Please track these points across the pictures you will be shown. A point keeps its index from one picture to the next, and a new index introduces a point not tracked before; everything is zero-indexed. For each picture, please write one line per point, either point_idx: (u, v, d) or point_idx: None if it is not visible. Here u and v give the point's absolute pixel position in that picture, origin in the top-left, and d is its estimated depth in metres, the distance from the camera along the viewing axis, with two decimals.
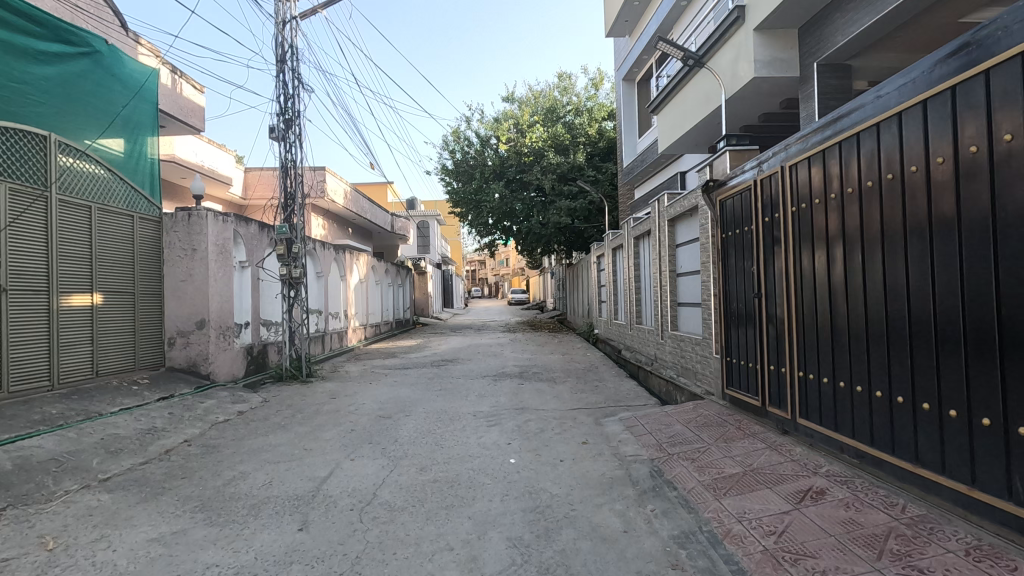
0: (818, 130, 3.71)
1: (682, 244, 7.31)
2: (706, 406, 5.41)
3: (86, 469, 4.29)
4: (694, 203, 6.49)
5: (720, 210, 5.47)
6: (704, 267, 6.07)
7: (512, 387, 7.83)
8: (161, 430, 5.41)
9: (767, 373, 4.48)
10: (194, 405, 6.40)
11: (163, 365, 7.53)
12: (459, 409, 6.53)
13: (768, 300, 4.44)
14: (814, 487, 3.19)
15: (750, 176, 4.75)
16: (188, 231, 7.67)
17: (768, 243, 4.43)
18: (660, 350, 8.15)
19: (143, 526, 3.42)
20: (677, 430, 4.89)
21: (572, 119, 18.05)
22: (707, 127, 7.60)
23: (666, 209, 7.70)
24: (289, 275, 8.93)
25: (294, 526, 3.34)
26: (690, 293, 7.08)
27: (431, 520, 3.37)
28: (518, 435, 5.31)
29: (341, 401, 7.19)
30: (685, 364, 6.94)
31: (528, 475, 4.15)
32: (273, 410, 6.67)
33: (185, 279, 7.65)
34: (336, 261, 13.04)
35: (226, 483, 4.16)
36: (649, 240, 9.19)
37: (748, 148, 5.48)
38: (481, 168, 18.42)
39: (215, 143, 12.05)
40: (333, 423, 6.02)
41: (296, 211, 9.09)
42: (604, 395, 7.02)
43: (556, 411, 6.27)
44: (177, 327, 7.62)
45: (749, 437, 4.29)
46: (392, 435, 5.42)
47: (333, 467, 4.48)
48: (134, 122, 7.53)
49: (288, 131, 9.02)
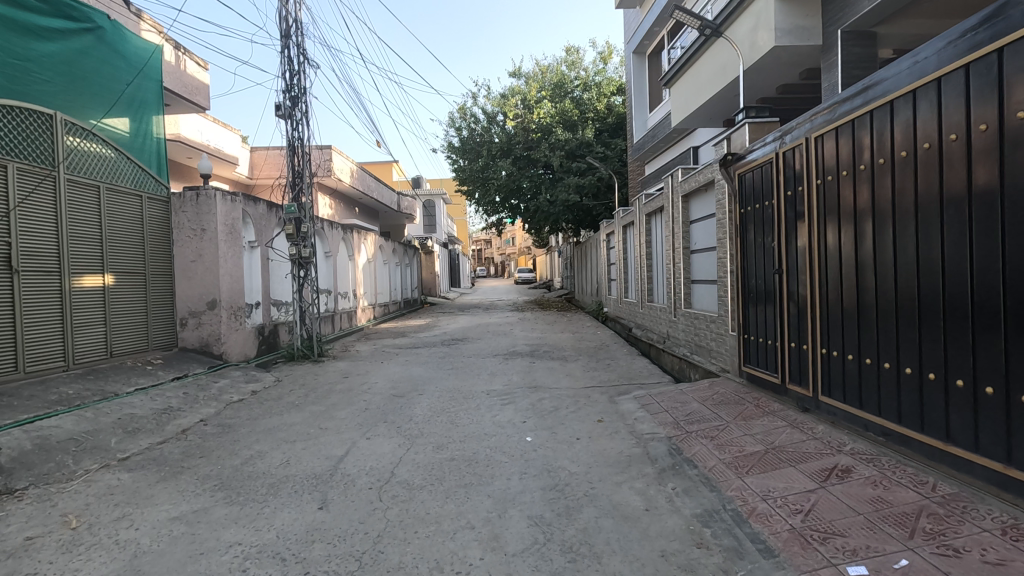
0: (847, 99, 3.58)
1: (697, 220, 7.19)
2: (722, 384, 5.36)
3: (105, 449, 4.30)
4: (710, 178, 6.34)
5: (739, 184, 5.33)
6: (720, 243, 5.96)
7: (524, 365, 7.81)
8: (176, 410, 5.42)
9: (787, 350, 4.41)
10: (208, 385, 6.42)
11: (176, 346, 7.54)
12: (472, 387, 6.52)
13: (788, 276, 4.35)
14: (839, 465, 3.14)
15: (772, 149, 4.62)
16: (197, 211, 7.63)
17: (790, 218, 4.32)
18: (673, 328, 8.08)
19: (164, 505, 3.42)
20: (694, 408, 4.84)
21: (581, 94, 17.74)
22: (722, 100, 7.40)
23: (680, 184, 7.55)
24: (299, 255, 8.87)
25: (314, 505, 3.33)
26: (704, 270, 6.97)
27: (450, 498, 3.36)
28: (532, 413, 5.29)
29: (354, 380, 7.20)
30: (699, 342, 6.87)
31: (546, 453, 4.13)
32: (286, 390, 6.68)
33: (195, 260, 7.63)
34: (344, 240, 12.96)
35: (244, 462, 4.16)
36: (661, 217, 9.05)
37: (769, 120, 5.32)
38: (488, 145, 18.21)
39: (220, 121, 11.90)
40: (347, 402, 6.02)
41: (304, 191, 9.00)
42: (617, 373, 6.98)
43: (569, 389, 6.25)
44: (188, 308, 7.63)
45: (768, 415, 4.23)
46: (406, 413, 5.42)
47: (349, 446, 4.47)
48: (138, 100, 7.44)
49: (294, 109, 8.89)
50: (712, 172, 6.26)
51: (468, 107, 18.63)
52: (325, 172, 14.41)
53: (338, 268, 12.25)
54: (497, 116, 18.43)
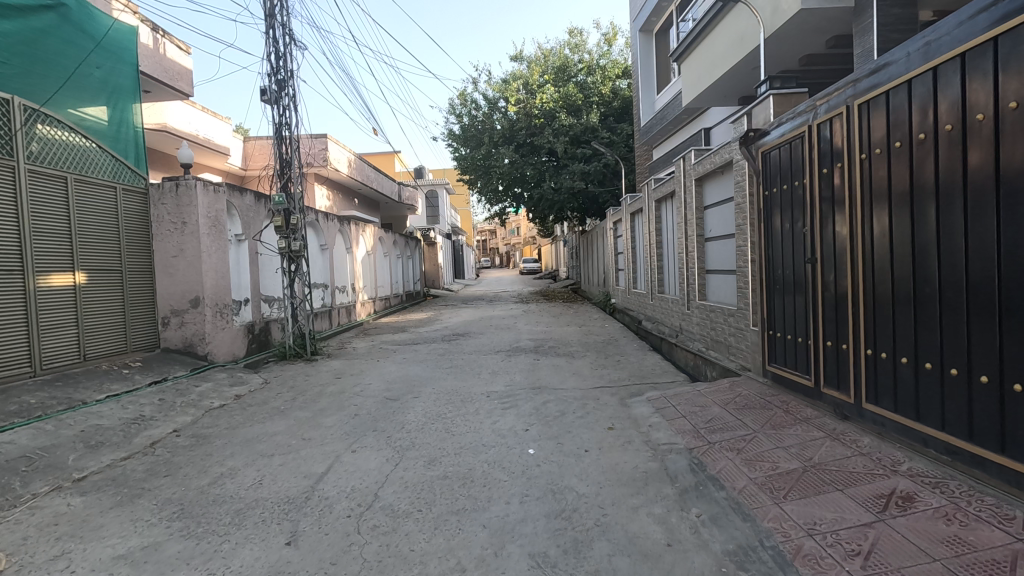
0: (901, 56, 3.04)
1: (711, 205, 6.67)
2: (744, 385, 4.88)
3: (60, 468, 3.86)
4: (727, 159, 5.80)
5: (762, 162, 4.79)
6: (740, 229, 5.45)
7: (528, 363, 7.32)
8: (149, 420, 4.98)
9: (821, 349, 3.91)
10: (188, 389, 5.99)
11: (158, 346, 7.14)
12: (472, 389, 6.05)
13: (823, 266, 3.85)
14: (898, 490, 2.65)
15: (804, 120, 4.08)
16: (177, 203, 7.18)
17: (826, 199, 3.80)
18: (686, 321, 7.57)
19: (112, 539, 2.98)
20: (715, 414, 4.35)
21: (584, 78, 17.12)
22: (740, 74, 6.84)
23: (693, 166, 7.02)
24: (289, 248, 8.42)
25: (281, 540, 2.87)
26: (720, 258, 6.47)
27: (440, 530, 2.90)
28: (536, 419, 4.81)
29: (346, 382, 6.73)
30: (715, 337, 6.38)
31: (551, 469, 3.65)
32: (273, 393, 6.24)
33: (177, 255, 7.19)
34: (340, 232, 12.48)
35: (212, 482, 3.72)
36: (672, 203, 8.52)
37: (796, 91, 4.76)
38: (489, 132, 17.63)
39: (209, 110, 11.48)
40: (336, 407, 5.56)
41: (293, 180, 8.52)
42: (628, 371, 6.48)
43: (576, 390, 5.76)
44: (170, 306, 7.20)
45: (802, 423, 3.73)
46: (398, 420, 4.95)
47: (332, 461, 4.02)
48: (112, 85, 6.99)
49: (281, 94, 8.39)
50: (729, 152, 5.73)
51: (468, 93, 18.05)
52: (321, 162, 13.92)
53: (334, 261, 11.80)
54: (498, 102, 17.83)
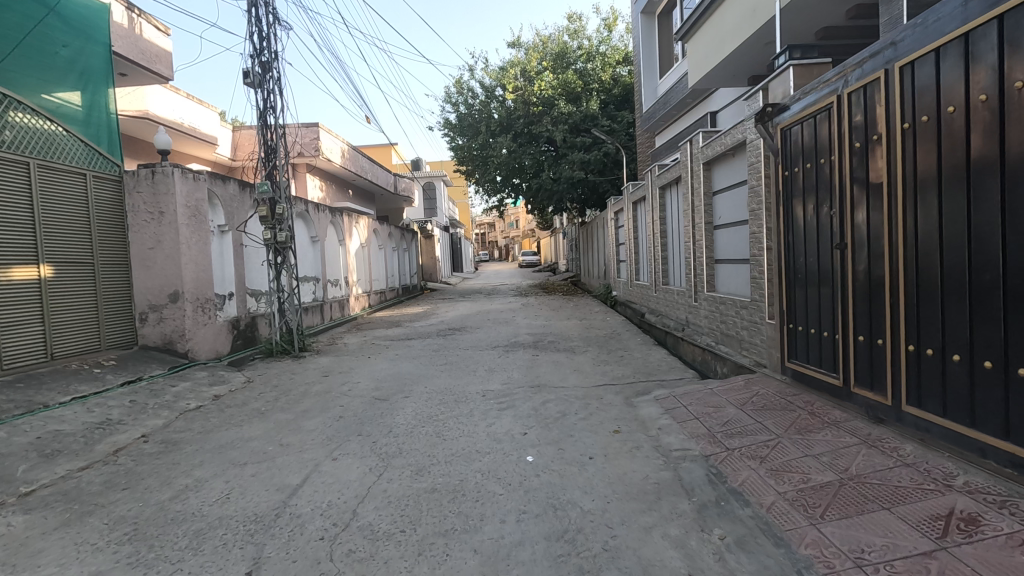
0: (956, 6, 2.63)
1: (721, 190, 6.29)
2: (761, 383, 4.51)
3: (5, 480, 3.46)
4: (739, 139, 5.40)
5: (782, 141, 4.38)
6: (756, 215, 5.05)
7: (526, 360, 6.93)
8: (116, 424, 4.59)
9: (850, 345, 3.53)
10: (163, 389, 5.60)
11: (136, 344, 6.76)
12: (467, 388, 5.66)
13: (853, 254, 3.45)
14: (958, 511, 2.28)
15: (831, 90, 3.66)
16: (153, 191, 6.77)
17: (858, 178, 3.39)
18: (694, 314, 7.18)
19: (49, 568, 2.59)
20: (731, 416, 3.98)
21: (584, 64, 16.65)
22: (752, 50, 6.42)
23: (701, 150, 6.62)
24: (274, 239, 8.00)
25: (241, 569, 2.49)
26: (730, 247, 6.10)
27: (424, 555, 2.52)
28: (535, 421, 4.42)
29: (333, 380, 6.34)
30: (726, 330, 6.00)
31: (552, 480, 3.27)
32: (255, 393, 5.86)
33: (154, 247, 6.78)
34: (333, 224, 12.09)
35: (174, 496, 3.33)
36: (677, 189, 8.11)
37: (819, 62, 4.35)
38: (487, 121, 17.17)
39: (194, 97, 11.11)
40: (321, 409, 5.18)
41: (279, 168, 8.10)
42: (632, 367, 6.09)
43: (578, 388, 5.38)
44: (148, 301, 6.80)
45: (831, 426, 3.36)
46: (385, 423, 4.57)
47: (309, 471, 3.64)
48: (81, 65, 6.62)
49: (265, 76, 7.95)
50: (742, 132, 5.32)
51: (464, 81, 17.57)
52: (312, 152, 13.48)
53: (326, 254, 11.41)
54: (495, 90, 17.34)
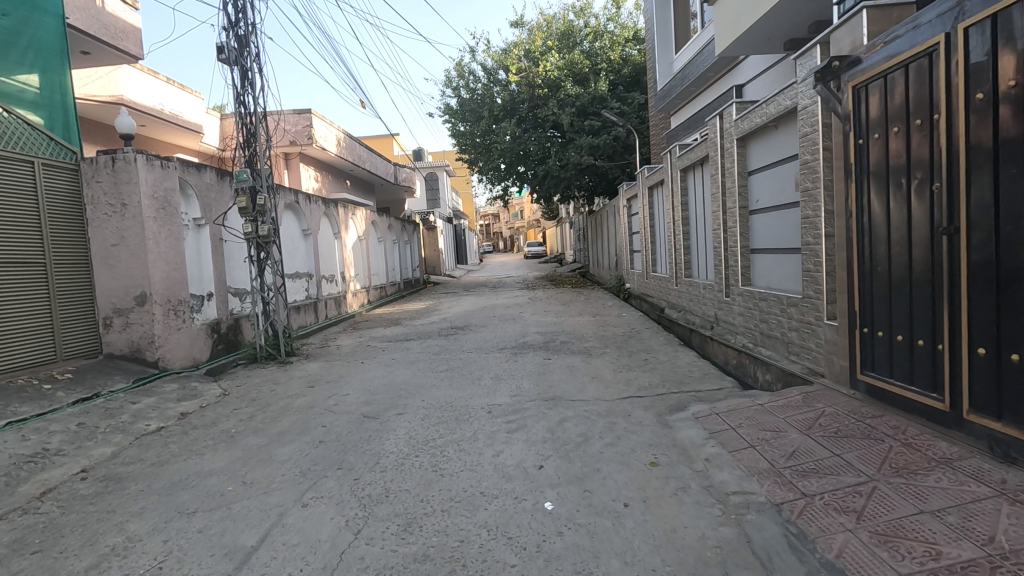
0: None
1: (759, 169, 5.46)
2: (825, 399, 3.73)
3: None
4: (788, 106, 4.57)
5: (852, 102, 3.56)
6: (813, 195, 4.22)
7: (537, 365, 6.14)
8: (52, 456, 3.85)
9: (962, 358, 2.74)
10: (121, 408, 4.87)
11: (101, 352, 6.07)
12: (470, 402, 4.89)
13: (968, 243, 2.67)
14: None
15: (937, 29, 2.83)
16: (114, 181, 6.01)
17: (980, 141, 2.58)
18: (724, 310, 6.39)
19: None
20: (797, 445, 3.20)
21: (591, 44, 15.76)
22: (793, 5, 5.58)
23: (734, 123, 5.80)
24: (255, 233, 7.22)
25: None
26: (772, 235, 5.28)
27: None
28: (552, 449, 3.65)
29: (319, 392, 5.59)
30: (767, 330, 5.20)
31: (579, 542, 2.51)
32: (228, 410, 5.12)
33: (117, 243, 6.04)
34: (326, 215, 11.31)
35: (93, 565, 2.59)
36: (702, 171, 7.29)
37: (900, 3, 3.52)
38: (489, 105, 16.19)
39: (175, 81, 10.39)
40: (300, 430, 4.44)
41: (260, 154, 7.32)
42: (660, 375, 5.30)
43: (600, 402, 4.60)
44: (113, 305, 6.07)
45: (942, 467, 2.58)
46: (372, 451, 3.81)
47: (271, 524, 2.90)
48: (26, 38, 5.91)
49: (242, 52, 7.15)
50: (792, 97, 4.49)
51: (465, 63, 16.65)
52: (305, 139, 12.65)
53: (319, 248, 10.66)
54: (497, 72, 16.36)
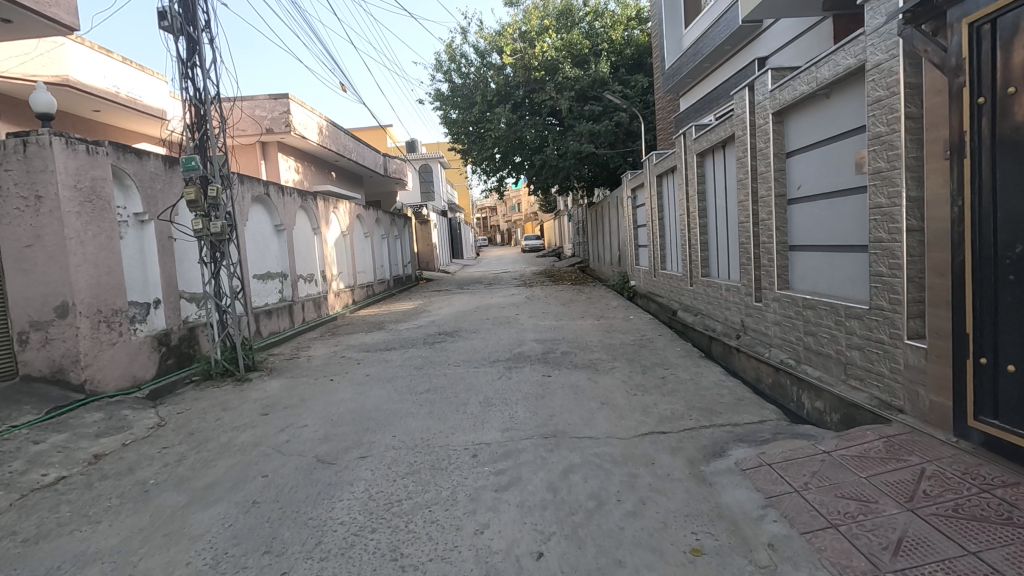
0: None
1: (803, 148, 4.48)
2: (919, 449, 2.79)
3: None
4: (852, 64, 3.59)
5: (964, 47, 2.60)
6: (891, 177, 3.24)
7: (534, 384, 5.17)
8: None
9: None
10: (17, 451, 3.90)
11: (18, 372, 5.11)
12: (452, 440, 3.92)
13: None
14: None
15: None
16: (27, 169, 5.00)
17: None
18: (754, 317, 5.45)
19: None
20: (906, 528, 2.25)
21: (592, 23, 14.71)
22: None
23: (770, 95, 4.81)
24: (206, 230, 6.23)
25: None
26: (819, 230, 4.32)
27: None
28: (555, 523, 2.69)
29: (271, 423, 4.61)
30: (816, 346, 4.25)
31: None
32: (154, 451, 4.15)
33: (32, 244, 5.05)
34: (303, 208, 10.29)
35: None
36: (724, 154, 6.33)
37: None
38: (483, 90, 15.15)
39: (133, 61, 9.39)
40: (232, 483, 3.48)
41: (213, 138, 6.33)
42: (684, 401, 4.34)
43: (614, 442, 3.64)
44: (29, 317, 5.09)
45: None
46: (314, 525, 2.85)
47: None
48: None
49: (189, 20, 6.14)
50: (858, 53, 3.51)
51: (456, 46, 15.62)
52: (282, 127, 11.62)
53: (294, 245, 9.65)
54: (491, 55, 15.34)
